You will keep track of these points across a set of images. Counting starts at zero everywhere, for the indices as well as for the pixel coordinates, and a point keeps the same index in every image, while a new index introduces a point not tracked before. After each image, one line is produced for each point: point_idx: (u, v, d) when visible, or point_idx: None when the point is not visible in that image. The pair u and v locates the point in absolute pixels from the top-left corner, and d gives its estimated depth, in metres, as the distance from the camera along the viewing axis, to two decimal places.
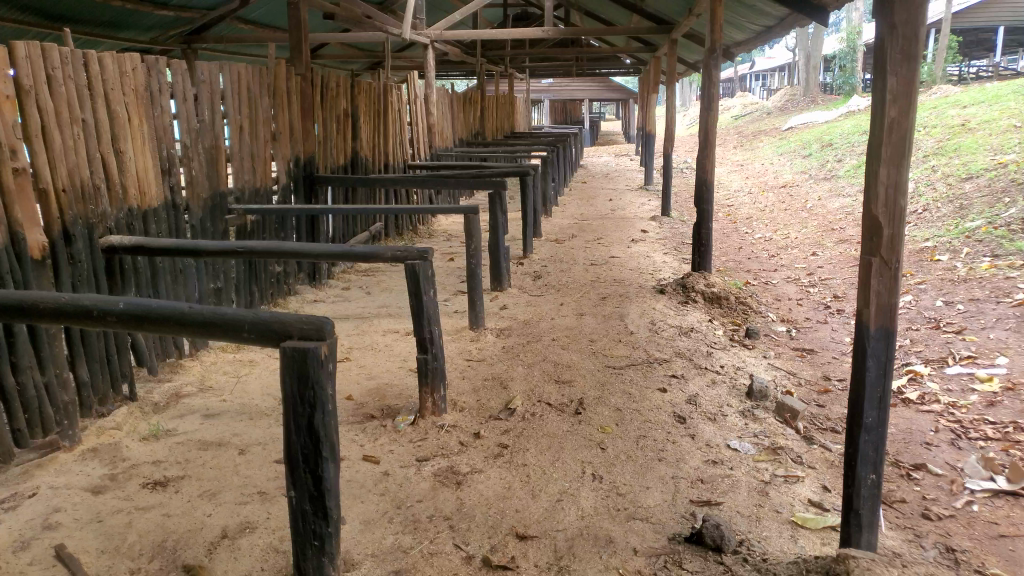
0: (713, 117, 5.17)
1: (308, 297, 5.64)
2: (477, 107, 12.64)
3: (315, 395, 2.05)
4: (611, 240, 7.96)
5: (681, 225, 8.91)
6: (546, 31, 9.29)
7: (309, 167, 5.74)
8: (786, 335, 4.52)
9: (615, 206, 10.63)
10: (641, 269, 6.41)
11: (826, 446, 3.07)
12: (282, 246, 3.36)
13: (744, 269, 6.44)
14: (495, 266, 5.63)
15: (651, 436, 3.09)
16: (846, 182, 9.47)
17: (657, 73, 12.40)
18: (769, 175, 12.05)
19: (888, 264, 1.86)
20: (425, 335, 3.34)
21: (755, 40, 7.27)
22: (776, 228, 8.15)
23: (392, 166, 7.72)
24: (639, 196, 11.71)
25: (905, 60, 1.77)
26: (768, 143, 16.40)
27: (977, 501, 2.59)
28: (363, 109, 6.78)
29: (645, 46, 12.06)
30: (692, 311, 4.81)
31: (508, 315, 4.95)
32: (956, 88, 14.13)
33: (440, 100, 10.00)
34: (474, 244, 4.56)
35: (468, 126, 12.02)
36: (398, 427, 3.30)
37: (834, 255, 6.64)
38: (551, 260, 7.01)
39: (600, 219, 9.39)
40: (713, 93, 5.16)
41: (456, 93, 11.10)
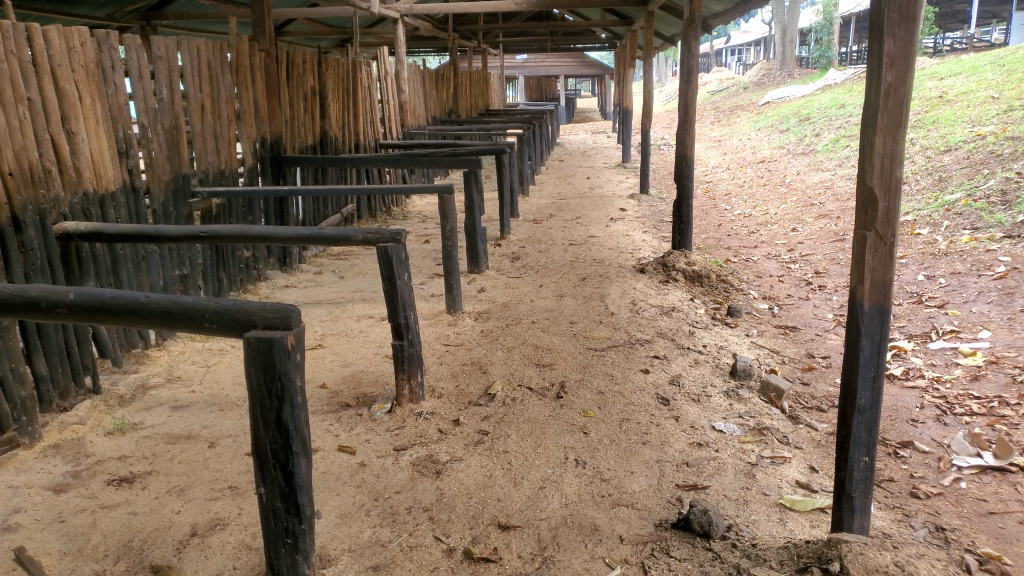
0: (691, 91, 5.07)
1: (281, 283, 5.51)
2: (451, 85, 12.44)
3: (283, 387, 1.93)
4: (590, 219, 7.88)
5: (660, 203, 8.84)
6: (521, 5, 9.11)
7: (276, 148, 5.58)
8: (768, 313, 4.48)
9: (593, 184, 10.53)
10: (621, 248, 6.33)
11: (812, 426, 3.02)
12: (248, 231, 3.25)
13: (724, 246, 6.39)
14: (473, 248, 5.52)
15: (634, 419, 3.02)
16: (824, 157, 9.44)
17: (634, 48, 12.26)
18: (747, 151, 12.00)
19: (883, 239, 1.78)
20: (401, 321, 3.24)
21: (733, 13, 7.16)
22: (755, 204, 8.10)
23: (363, 145, 7.56)
24: (618, 174, 11.63)
25: (904, 21, 1.68)
26: (745, 119, 16.35)
27: (965, 478, 2.54)
28: (330, 86, 6.61)
29: (621, 21, 11.90)
30: (673, 290, 4.75)
31: (486, 297, 4.85)
32: (931, 61, 14.14)
33: (412, 78, 9.80)
34: (450, 225, 4.44)
35: (441, 105, 11.84)
36: (375, 416, 3.21)
37: (814, 231, 6.60)
38: (530, 240, 6.90)
39: (579, 198, 9.28)
40: (692, 66, 5.06)
41: (428, 71, 10.89)
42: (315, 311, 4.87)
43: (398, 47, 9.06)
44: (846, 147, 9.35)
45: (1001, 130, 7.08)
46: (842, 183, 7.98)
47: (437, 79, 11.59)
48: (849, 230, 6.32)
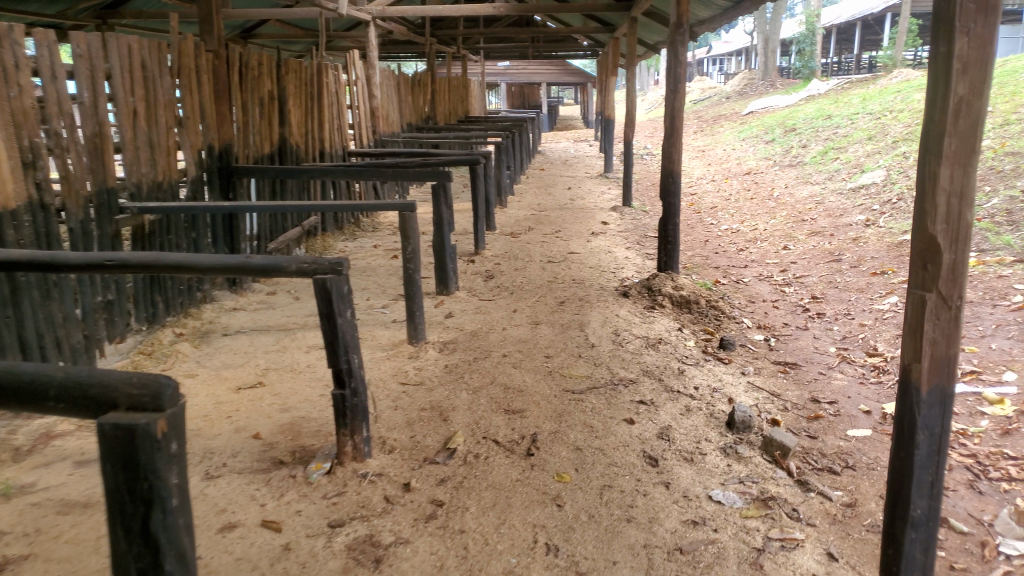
0: (679, 100, 4.63)
1: (228, 305, 4.99)
2: (427, 90, 11.96)
3: (152, 489, 1.43)
4: (569, 233, 7.43)
5: (643, 216, 8.42)
6: (497, 7, 8.64)
7: (225, 157, 5.04)
8: (765, 345, 4.03)
9: (574, 195, 10.10)
10: (602, 266, 5.87)
11: (825, 493, 2.56)
12: (163, 257, 2.64)
13: (712, 266, 5.96)
14: (440, 268, 5.03)
15: (616, 487, 2.56)
16: (813, 169, 9.07)
17: (616, 55, 11.85)
18: (732, 162, 11.63)
19: (946, 303, 1.44)
20: (342, 367, 2.74)
21: (721, 18, 6.75)
22: (743, 219, 7.70)
23: (328, 153, 7.05)
24: (600, 184, 11.21)
25: (981, 12, 1.33)
26: (729, 128, 16.04)
27: (1016, 572, 2.10)
28: (291, 90, 6.09)
29: (602, 26, 11.48)
30: (659, 318, 4.29)
31: (453, 324, 4.37)
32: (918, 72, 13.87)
33: (385, 83, 9.30)
34: (410, 245, 3.94)
35: (417, 111, 11.35)
36: (312, 478, 2.72)
37: (807, 249, 6.19)
38: (505, 256, 6.43)
39: (559, 210, 8.83)
40: (681, 74, 4.62)
41: (403, 75, 10.40)
42: (262, 339, 4.36)
43: (370, 50, 8.55)
44: (836, 159, 8.98)
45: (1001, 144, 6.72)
46: (834, 198, 7.60)
47: (412, 84, 11.10)
48: (845, 249, 5.92)
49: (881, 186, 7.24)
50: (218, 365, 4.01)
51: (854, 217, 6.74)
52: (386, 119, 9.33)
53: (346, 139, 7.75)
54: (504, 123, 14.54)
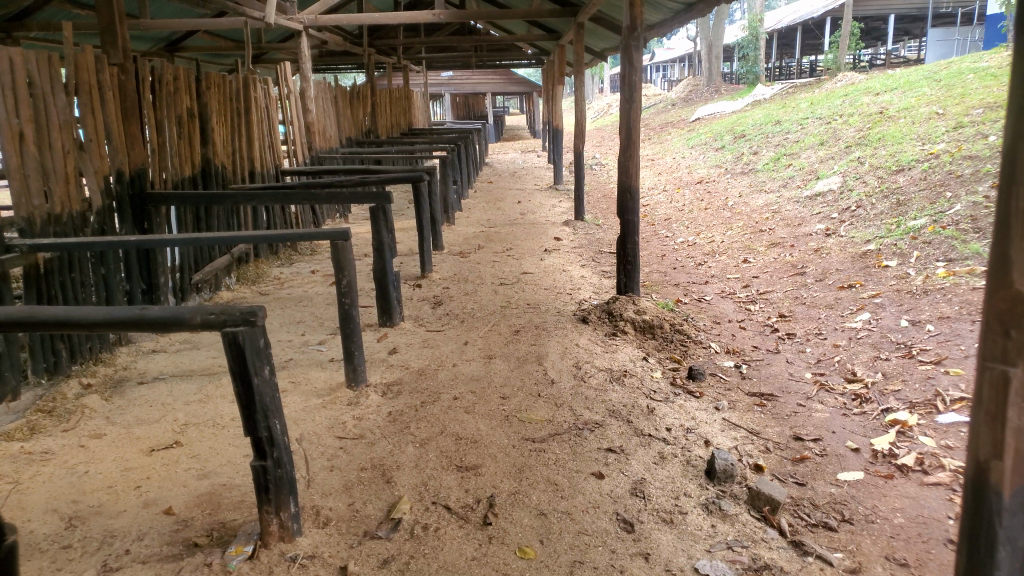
0: (634, 111, 4.34)
1: (146, 346, 4.51)
2: (368, 103, 11.52)
3: None
4: (521, 250, 7.10)
5: (597, 229, 8.14)
6: (438, 16, 8.27)
7: (138, 183, 4.55)
8: (737, 373, 3.73)
9: (524, 209, 9.78)
10: (557, 287, 5.55)
11: (825, 557, 2.24)
12: (38, 314, 2.22)
13: (672, 282, 5.68)
14: (383, 298, 4.62)
15: (590, 562, 2.20)
16: (766, 176, 8.94)
17: (563, 64, 11.61)
18: (683, 170, 11.48)
19: None
20: (262, 434, 2.32)
21: (672, 24, 6.52)
22: (699, 231, 7.48)
23: (258, 173, 6.58)
24: (550, 196, 10.92)
25: None
26: (677, 136, 15.99)
27: None
28: (213, 108, 5.62)
29: (547, 35, 11.22)
30: (622, 346, 3.97)
31: (398, 361, 3.97)
32: (860, 77, 14.02)
33: (321, 97, 8.84)
34: (346, 278, 3.53)
35: (357, 125, 10.90)
36: (230, 567, 2.29)
37: (768, 262, 5.98)
38: (455, 278, 6.06)
39: (509, 225, 8.50)
40: (636, 83, 4.33)
41: (341, 88, 9.94)
42: (184, 386, 3.89)
43: (304, 62, 8.10)
44: (788, 166, 8.87)
45: (956, 148, 6.64)
46: (790, 206, 7.44)
47: (351, 97, 10.65)
48: (807, 261, 5.72)
49: (837, 193, 7.10)
50: (131, 420, 3.52)
51: (812, 226, 6.57)
52: (324, 134, 8.87)
53: (279, 158, 7.28)
54: (450, 135, 14.17)
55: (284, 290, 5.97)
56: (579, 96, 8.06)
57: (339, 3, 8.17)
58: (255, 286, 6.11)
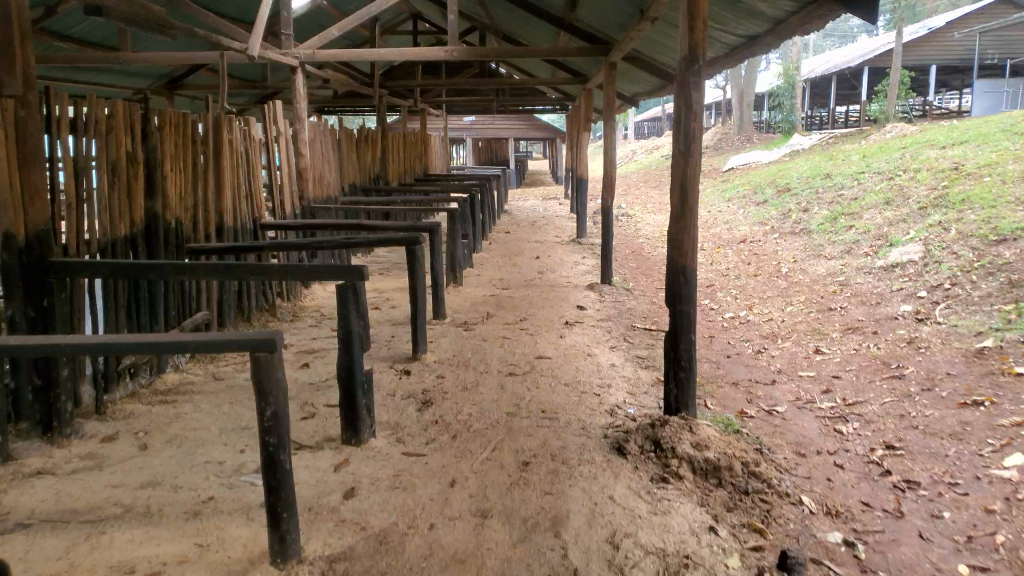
0: (693, 167, 3.19)
1: (31, 467, 3.19)
2: (377, 145, 10.55)
3: None
4: (538, 323, 5.94)
5: (627, 296, 6.97)
6: (450, 50, 7.30)
7: (42, 248, 3.39)
8: (855, 564, 2.50)
9: (543, 266, 8.65)
10: (581, 382, 4.35)
11: None
12: None
13: (729, 380, 4.45)
14: (347, 406, 3.43)
15: None
16: (824, 238, 7.76)
17: (589, 109, 10.54)
18: (720, 225, 10.33)
19: None
20: None
21: (730, 58, 5.44)
22: (750, 304, 6.27)
23: (229, 229, 5.48)
24: (572, 251, 9.81)
25: None
26: (710, 185, 14.92)
27: None
28: (167, 152, 4.52)
29: (573, 76, 10.23)
30: (678, 504, 2.75)
31: (356, 515, 2.75)
32: (911, 129, 12.90)
33: (318, 137, 7.81)
34: (269, 407, 2.32)
35: (363, 169, 9.90)
36: None
37: (848, 355, 4.74)
38: (453, 361, 4.89)
39: (525, 288, 7.35)
40: (696, 129, 3.19)
41: (345, 128, 8.94)
42: (55, 538, 2.60)
43: (295, 97, 7.09)
44: (849, 227, 7.68)
45: None
46: (860, 277, 6.24)
47: (356, 137, 9.66)
48: (902, 357, 4.48)
49: (920, 265, 5.91)
50: None
51: (896, 307, 5.36)
52: (319, 180, 7.83)
53: (260, 209, 6.18)
54: (466, 181, 13.17)
55: (244, 373, 4.78)
56: (610, 142, 6.97)
57: (336, 33, 7.19)
58: (212, 366, 4.95)
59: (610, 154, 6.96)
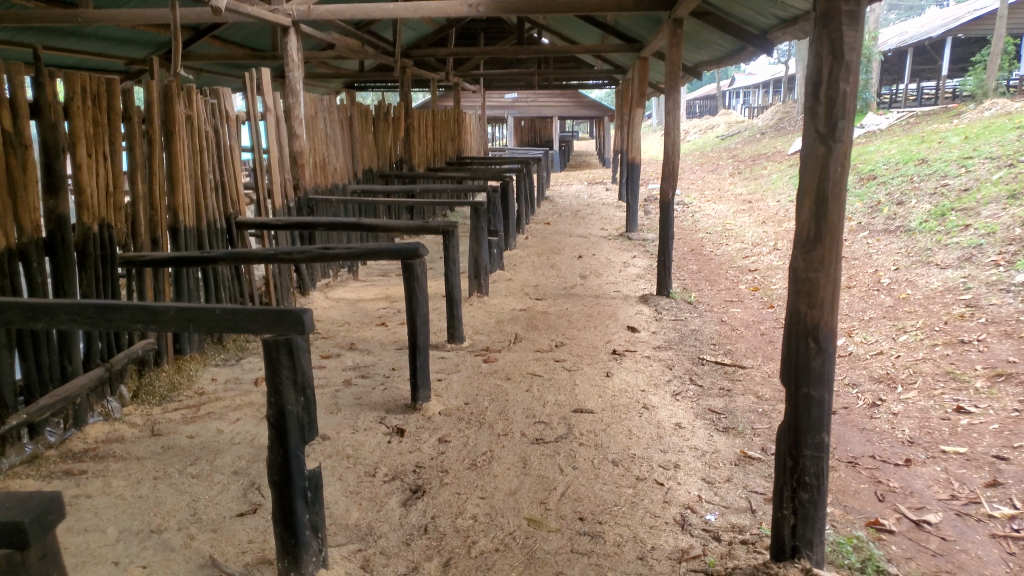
0: (838, 163, 1.93)
1: None
2: (401, 126, 9.40)
3: None
4: (578, 351, 4.72)
5: (688, 310, 5.70)
6: (477, 11, 6.02)
7: None
8: None
9: (587, 268, 7.40)
10: (636, 458, 3.13)
11: None
12: None
13: (843, 457, 3.18)
14: (286, 524, 2.26)
15: None
16: (931, 241, 6.35)
17: (644, 84, 9.18)
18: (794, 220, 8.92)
19: None
20: None
21: None
22: (848, 329, 4.94)
23: (185, 231, 4.36)
24: (620, 248, 8.53)
25: None
26: (774, 172, 13.43)
27: None
28: (77, 134, 3.42)
29: (627, 45, 8.87)
30: None
31: None
32: (1012, 108, 11.25)
33: (325, 118, 6.69)
34: None
35: (383, 154, 8.77)
36: None
37: (1009, 423, 3.41)
38: (463, 412, 3.70)
39: (564, 298, 6.12)
40: (845, 98, 1.90)
41: (360, 106, 7.80)
42: None
43: (291, 69, 5.96)
44: (962, 228, 6.27)
45: None
46: (995, 296, 4.86)
47: (375, 118, 8.52)
48: None
49: None
50: None
51: None
52: (326, 167, 6.69)
53: (238, 205, 5.04)
54: (505, 165, 11.95)
55: (189, 429, 3.60)
56: (671, 123, 5.66)
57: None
58: (158, 411, 3.86)
59: (673, 137, 5.66)
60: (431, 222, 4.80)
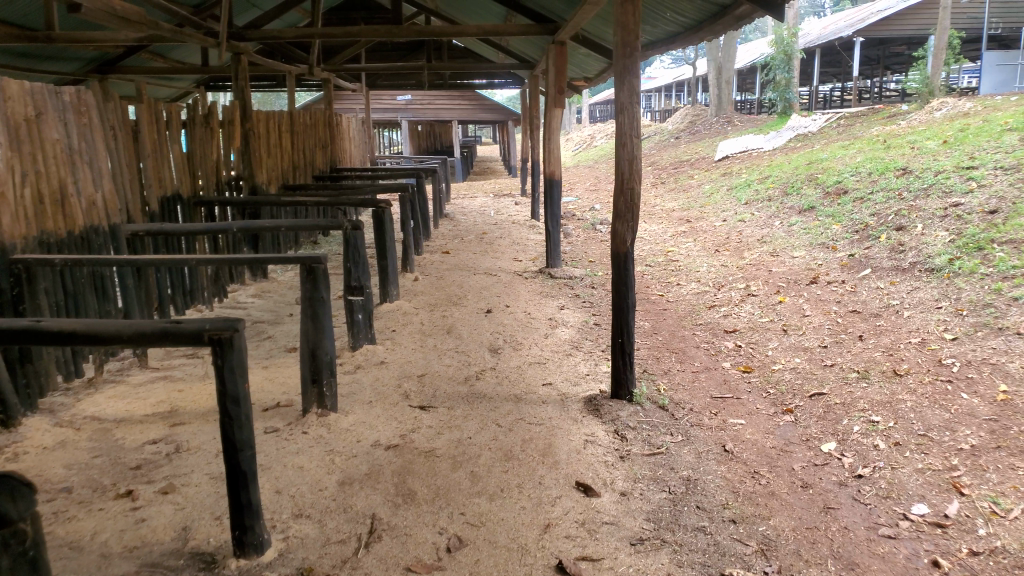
0: None
1: None
2: (236, 131, 6.84)
3: None
4: (492, 567, 2.39)
5: (667, 426, 3.50)
6: None
7: None
8: None
9: (498, 333, 5.12)
10: None
11: None
12: None
13: None
14: None
15: None
16: (990, 288, 4.42)
17: (563, 72, 6.95)
18: (758, 247, 6.95)
19: None
20: None
21: None
22: (954, 479, 2.84)
23: None
24: (542, 294, 6.29)
25: None
26: (708, 181, 11.61)
27: None
28: None
29: (537, 20, 6.63)
30: None
31: None
32: (973, 105, 9.83)
33: (67, 120, 4.07)
34: None
35: (204, 172, 6.19)
36: None
37: None
38: None
39: (464, 404, 3.79)
40: None
41: (151, 103, 5.20)
42: None
43: None
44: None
45: None
46: None
47: (187, 120, 5.93)
48: None
49: None
50: None
51: None
52: (73, 204, 4.10)
53: None
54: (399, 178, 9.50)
55: None
56: (625, 124, 3.45)
57: None
58: None
59: (631, 146, 3.46)
60: (183, 324, 2.40)
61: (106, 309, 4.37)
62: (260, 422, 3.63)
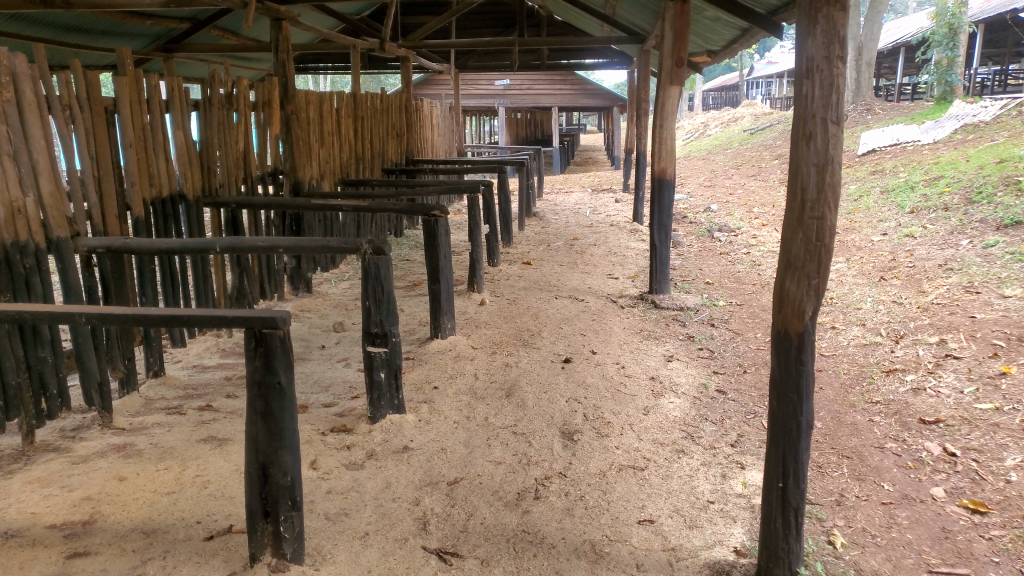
0: None
1: None
2: (270, 113, 5.65)
3: None
4: None
5: None
6: None
7: None
8: None
9: (578, 400, 3.63)
10: None
11: None
12: None
13: None
14: None
15: None
16: None
17: (684, 42, 5.31)
18: (944, 278, 5.11)
19: None
20: None
21: None
22: None
23: None
24: (643, 334, 4.74)
25: None
26: (853, 181, 9.60)
27: None
28: None
29: None
30: None
31: None
32: None
33: None
34: None
35: (225, 165, 5.05)
36: None
37: None
38: None
39: (511, 558, 2.33)
40: None
41: (136, 75, 4.03)
42: None
43: None
44: None
45: None
46: None
47: (202, 101, 4.77)
48: None
49: None
50: None
51: None
52: None
53: None
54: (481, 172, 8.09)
55: None
56: (814, 100, 1.92)
57: None
58: None
59: (823, 141, 1.92)
60: None
61: (36, 356, 3.27)
62: (190, 569, 2.35)
